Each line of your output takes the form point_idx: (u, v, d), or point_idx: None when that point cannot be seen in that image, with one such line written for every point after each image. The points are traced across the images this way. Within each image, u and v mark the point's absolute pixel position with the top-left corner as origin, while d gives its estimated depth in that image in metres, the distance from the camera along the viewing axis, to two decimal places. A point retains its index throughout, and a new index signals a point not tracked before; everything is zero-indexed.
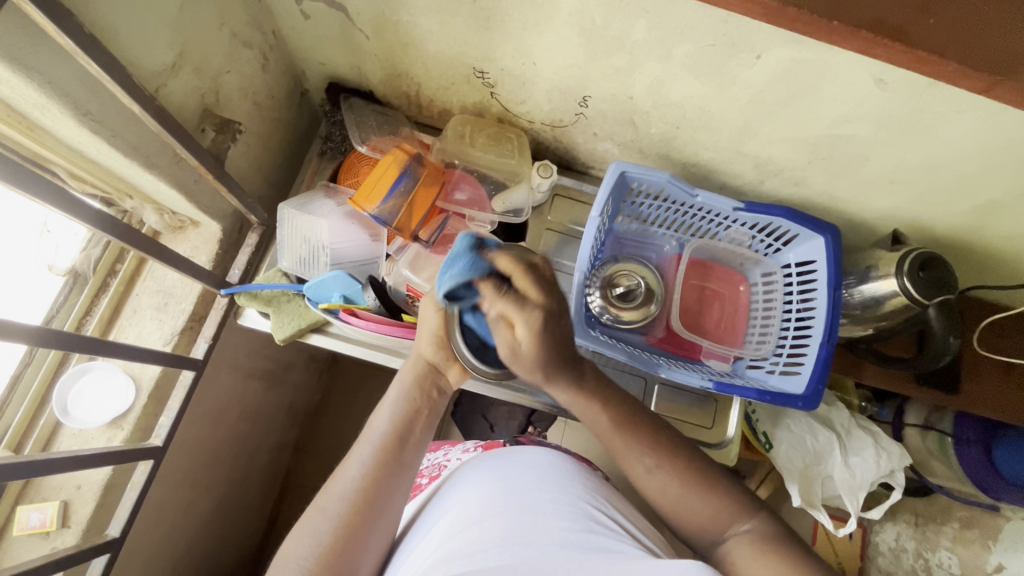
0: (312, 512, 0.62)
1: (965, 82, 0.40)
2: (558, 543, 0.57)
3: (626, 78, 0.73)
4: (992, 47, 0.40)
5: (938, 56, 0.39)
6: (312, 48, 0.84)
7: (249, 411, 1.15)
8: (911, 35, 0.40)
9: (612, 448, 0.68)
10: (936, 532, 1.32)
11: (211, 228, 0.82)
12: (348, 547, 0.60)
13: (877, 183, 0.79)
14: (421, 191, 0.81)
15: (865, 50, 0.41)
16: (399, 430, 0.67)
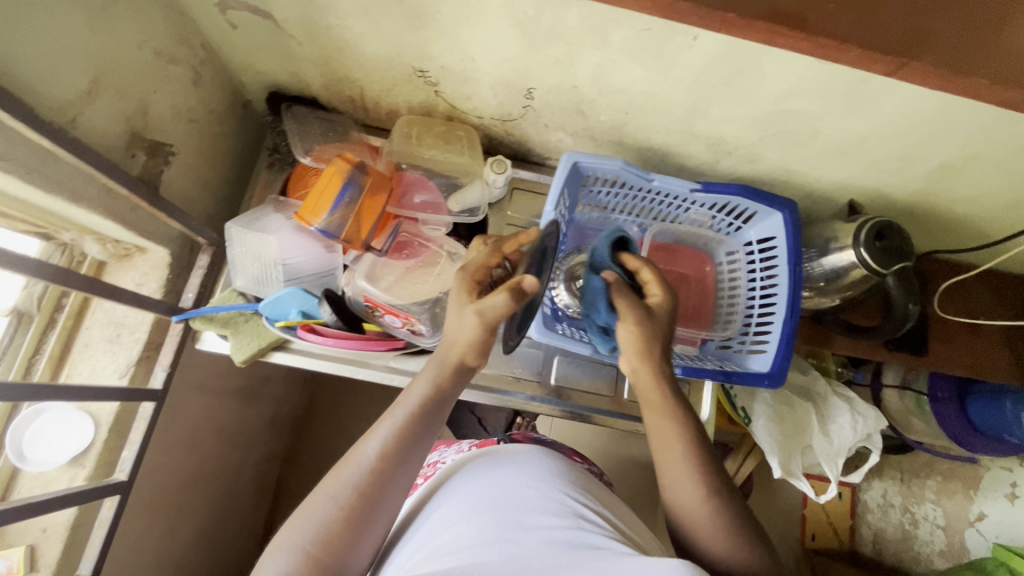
0: (315, 497, 0.57)
1: (870, 65, 0.39)
2: (549, 538, 0.57)
3: (568, 69, 0.71)
4: (896, 26, 0.39)
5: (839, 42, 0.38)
6: (245, 57, 0.81)
7: (227, 429, 1.14)
8: (808, 20, 0.39)
9: (664, 461, 0.64)
10: (919, 486, 1.41)
11: (158, 253, 0.79)
12: (349, 534, 0.55)
13: (830, 154, 0.78)
14: (368, 200, 0.74)
15: (767, 40, 0.40)
16: (419, 417, 0.62)
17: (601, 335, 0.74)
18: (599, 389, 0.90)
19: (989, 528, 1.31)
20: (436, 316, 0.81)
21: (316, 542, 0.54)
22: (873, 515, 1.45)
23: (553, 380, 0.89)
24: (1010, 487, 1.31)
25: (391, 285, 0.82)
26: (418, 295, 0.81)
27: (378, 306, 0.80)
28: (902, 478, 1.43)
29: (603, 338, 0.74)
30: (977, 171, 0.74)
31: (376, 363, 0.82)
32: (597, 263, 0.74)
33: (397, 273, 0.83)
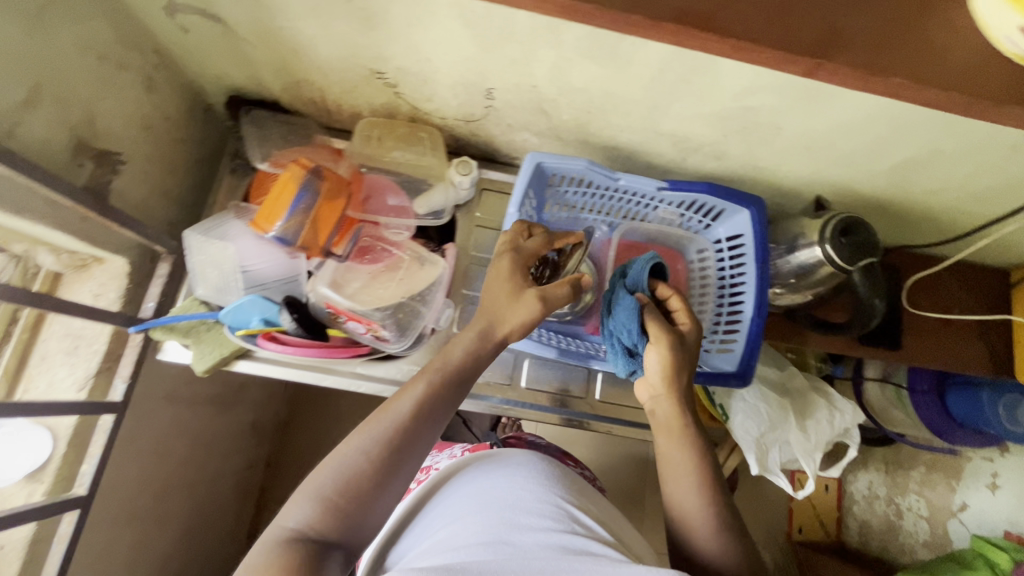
0: (343, 449, 0.57)
1: (789, 65, 0.39)
2: (544, 540, 0.57)
3: (525, 68, 0.70)
4: (807, 28, 0.39)
5: (752, 43, 0.38)
6: (201, 61, 0.79)
7: (205, 438, 1.12)
8: (719, 21, 0.39)
9: (665, 466, 0.70)
10: (904, 478, 1.35)
11: (116, 262, 0.78)
12: (374, 488, 0.55)
13: (794, 150, 0.77)
14: (324, 206, 0.73)
15: (676, 41, 0.40)
16: (447, 382, 0.62)
17: (624, 356, 0.74)
18: (569, 390, 0.90)
19: (971, 519, 1.20)
20: (400, 322, 0.82)
21: (342, 489, 0.54)
22: (859, 506, 1.45)
23: (523, 383, 0.89)
24: (991, 476, 1.19)
25: (356, 291, 0.81)
26: (381, 301, 0.81)
27: (341, 312, 0.79)
28: (887, 470, 1.39)
29: (625, 361, 0.74)
30: (943, 164, 0.73)
31: (342, 370, 0.82)
32: (630, 285, 0.75)
33: (362, 278, 0.83)
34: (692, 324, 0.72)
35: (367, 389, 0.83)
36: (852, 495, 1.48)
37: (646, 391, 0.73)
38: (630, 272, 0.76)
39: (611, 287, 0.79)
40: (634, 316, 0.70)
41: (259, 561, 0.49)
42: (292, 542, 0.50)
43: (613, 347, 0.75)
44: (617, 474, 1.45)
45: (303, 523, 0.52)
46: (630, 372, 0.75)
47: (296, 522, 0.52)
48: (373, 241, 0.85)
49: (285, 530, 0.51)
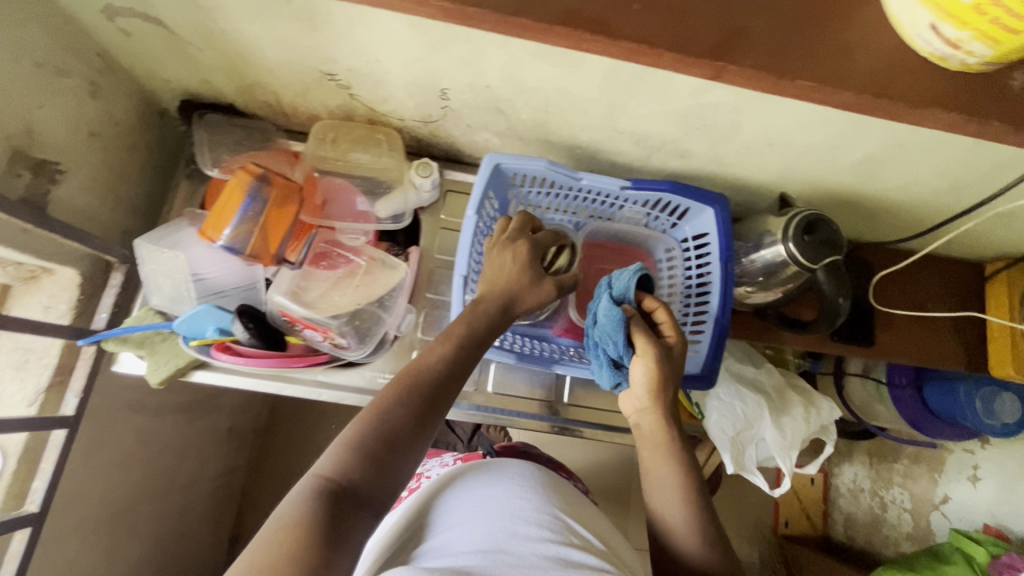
0: (374, 403, 0.56)
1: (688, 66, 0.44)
2: (543, 551, 0.58)
3: (476, 67, 0.68)
4: (701, 36, 0.44)
5: (648, 46, 0.43)
6: (148, 64, 0.77)
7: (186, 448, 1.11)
8: (612, 25, 0.43)
9: (648, 475, 0.69)
10: (888, 471, 1.33)
11: (67, 273, 0.76)
12: (405, 441, 0.55)
13: (756, 146, 0.75)
14: (273, 212, 0.73)
15: (572, 45, 0.44)
16: (469, 343, 0.64)
17: (609, 368, 0.70)
18: (537, 394, 0.89)
19: (953, 511, 1.18)
20: (360, 329, 0.80)
21: (375, 438, 0.53)
22: (844, 498, 1.45)
23: (490, 389, 0.88)
24: (973, 468, 1.16)
25: (316, 298, 0.80)
26: (338, 308, 0.79)
27: (296, 320, 0.78)
28: (873, 463, 1.37)
29: (610, 372, 0.70)
30: (906, 159, 0.72)
31: (303, 378, 0.81)
32: (617, 295, 0.70)
33: (320, 284, 0.82)
34: (679, 339, 0.68)
35: (329, 396, 0.81)
36: (838, 488, 1.47)
37: (631, 404, 0.70)
38: (615, 281, 0.70)
39: (596, 295, 0.74)
40: (620, 328, 0.66)
41: (290, 509, 0.48)
42: (323, 491, 0.49)
43: (598, 358, 0.71)
44: (601, 474, 1.43)
45: (335, 471, 0.51)
46: (615, 384, 0.71)
47: (328, 471, 0.51)
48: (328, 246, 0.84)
49: (316, 480, 0.50)
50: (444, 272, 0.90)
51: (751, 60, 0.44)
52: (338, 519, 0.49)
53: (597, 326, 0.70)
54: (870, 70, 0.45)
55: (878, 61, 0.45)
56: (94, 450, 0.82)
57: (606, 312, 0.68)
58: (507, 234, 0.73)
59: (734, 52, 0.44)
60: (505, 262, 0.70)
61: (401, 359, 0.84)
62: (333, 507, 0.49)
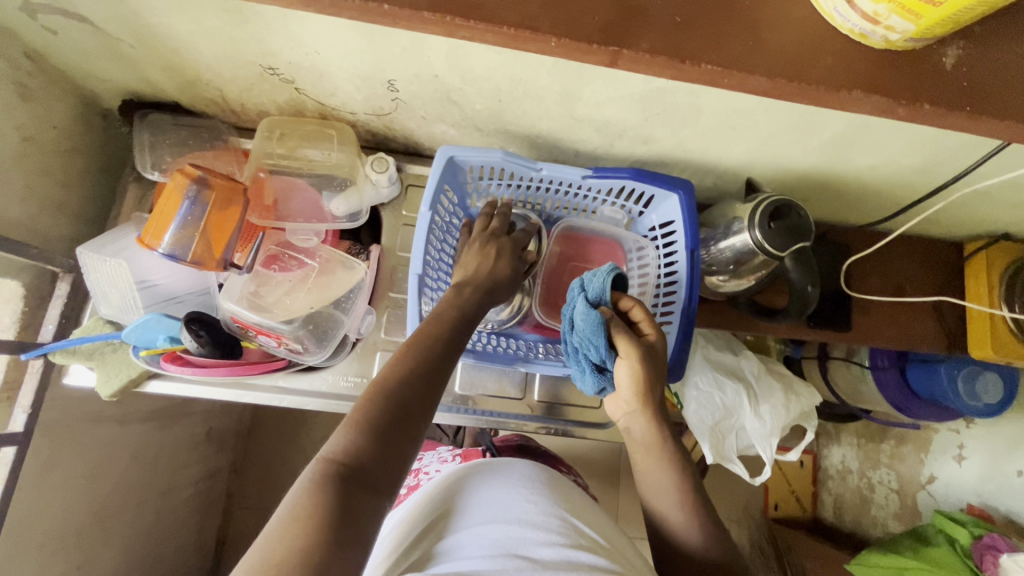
0: (377, 382, 0.53)
1: (579, 54, 0.43)
2: (552, 555, 0.56)
3: (419, 56, 0.64)
4: (589, 23, 0.43)
5: (530, 31, 0.42)
6: (80, 64, 0.73)
7: (162, 456, 1.09)
8: (489, 9, 0.42)
9: (643, 472, 0.66)
10: (875, 451, 1.31)
11: (9, 286, 0.73)
12: (413, 420, 0.52)
13: (720, 131, 0.72)
14: (215, 215, 0.72)
15: (452, 33, 0.43)
16: (465, 322, 0.63)
17: (593, 373, 0.66)
18: (506, 391, 0.87)
19: (939, 490, 1.16)
20: (316, 332, 0.79)
21: (383, 417, 0.50)
22: (833, 480, 1.42)
23: (457, 389, 0.86)
24: (958, 447, 1.14)
25: (272, 302, 0.79)
26: (292, 313, 0.78)
27: (249, 326, 0.77)
28: (860, 444, 1.34)
29: (593, 378, 0.67)
30: (875, 139, 0.68)
31: (263, 385, 0.79)
32: (592, 298, 0.66)
33: (276, 287, 0.80)
34: (657, 335, 0.65)
35: (290, 402, 0.79)
36: (826, 470, 1.45)
37: (617, 407, 0.67)
38: (590, 282, 0.66)
39: (569, 299, 0.69)
40: (600, 332, 0.63)
41: (300, 499, 0.44)
42: (333, 477, 0.46)
43: (579, 363, 0.68)
44: (587, 465, 1.42)
45: (344, 455, 0.47)
46: (600, 389, 0.67)
47: (336, 455, 0.48)
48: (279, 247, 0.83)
49: (324, 465, 0.47)
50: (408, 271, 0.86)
51: (646, 42, 0.43)
52: (352, 504, 0.45)
53: (575, 332, 0.66)
54: (784, 51, 0.44)
55: (791, 37, 0.44)
56: (53, 465, 0.80)
57: (583, 317, 0.64)
58: (489, 232, 0.75)
59: (626, 36, 0.43)
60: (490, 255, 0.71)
61: (364, 361, 0.81)
62: (346, 493, 0.45)
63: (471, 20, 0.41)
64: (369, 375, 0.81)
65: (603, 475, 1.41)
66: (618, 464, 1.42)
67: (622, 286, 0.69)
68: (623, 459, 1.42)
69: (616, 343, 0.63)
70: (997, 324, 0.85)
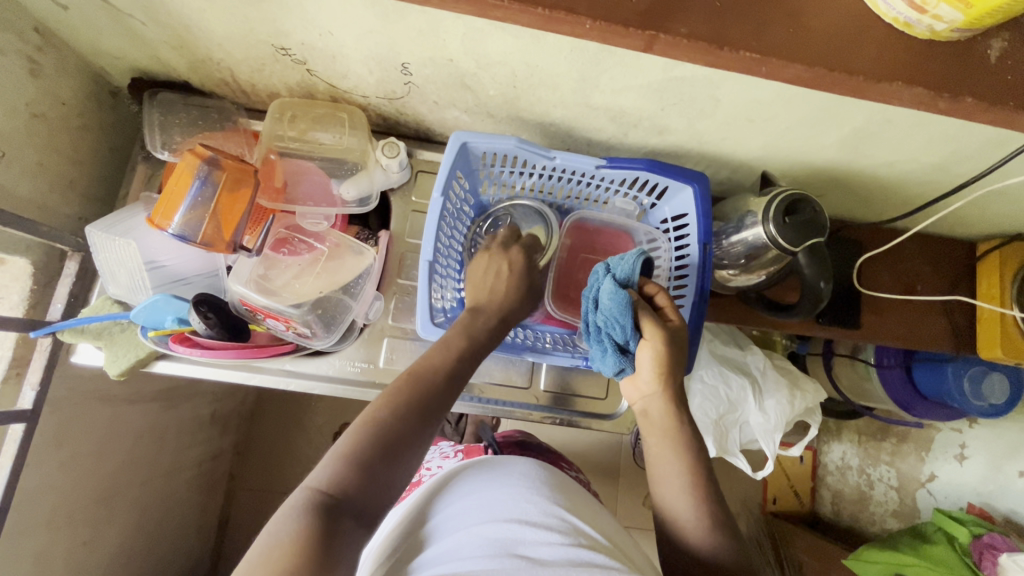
0: (369, 413, 0.54)
1: (609, 36, 0.42)
2: (550, 552, 0.55)
3: (434, 39, 0.63)
4: (617, 6, 0.42)
5: (564, 12, 0.41)
6: (92, 40, 0.72)
7: (167, 436, 1.09)
8: None
9: (654, 465, 0.65)
10: (877, 448, 1.31)
11: (19, 263, 0.73)
12: (402, 450, 0.52)
13: (737, 123, 0.71)
14: (224, 196, 0.71)
15: (483, 13, 0.42)
16: (464, 356, 0.63)
17: (614, 353, 0.66)
18: (512, 380, 0.87)
19: (938, 489, 1.16)
20: (323, 317, 0.79)
21: (371, 448, 0.50)
22: (832, 477, 1.42)
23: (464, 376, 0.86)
24: (960, 447, 1.15)
25: (280, 285, 0.78)
26: (301, 296, 0.78)
27: (257, 309, 0.76)
28: (861, 441, 1.34)
29: (615, 358, 0.66)
30: (895, 135, 0.67)
31: (270, 367, 0.79)
32: (620, 279, 0.67)
33: (286, 271, 0.80)
34: (681, 321, 0.66)
35: (297, 386, 0.79)
36: (826, 466, 1.45)
37: (635, 391, 0.67)
38: (619, 264, 0.67)
39: (594, 282, 0.70)
40: (626, 310, 0.64)
41: (283, 526, 0.44)
42: (318, 505, 0.46)
43: (600, 343, 0.68)
44: (587, 456, 1.43)
45: (330, 485, 0.48)
46: (619, 370, 0.67)
47: (323, 484, 0.48)
48: (288, 231, 0.82)
49: (310, 494, 0.47)
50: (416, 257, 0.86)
51: (686, 26, 0.42)
52: (337, 532, 0.45)
53: (600, 311, 0.67)
54: (813, 40, 0.43)
55: (828, 27, 0.43)
56: (61, 442, 0.81)
57: (610, 296, 0.65)
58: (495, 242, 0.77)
59: (660, 19, 0.42)
60: (499, 271, 0.75)
61: (371, 347, 0.81)
62: (331, 521, 0.45)
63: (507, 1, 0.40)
64: (376, 361, 0.81)
65: (603, 465, 1.43)
66: (619, 455, 1.43)
67: (647, 272, 0.70)
68: (625, 450, 1.43)
69: (642, 325, 0.64)
70: (1008, 324, 0.85)
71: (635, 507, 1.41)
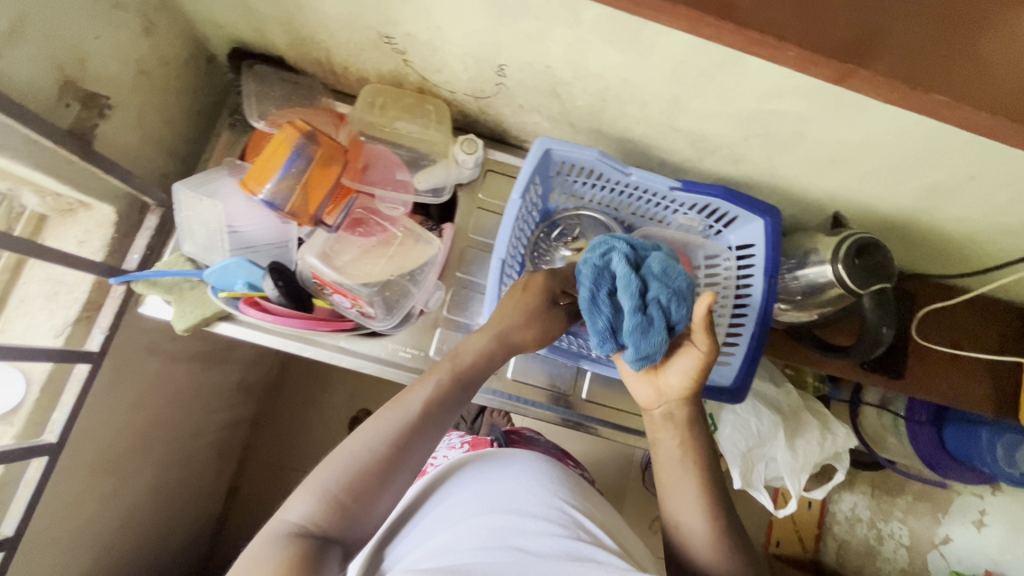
0: (348, 445, 0.55)
1: (815, 68, 0.40)
2: (549, 542, 0.55)
3: (539, 45, 0.65)
4: (837, 34, 0.40)
5: (775, 39, 0.39)
6: (203, 8, 0.75)
7: (200, 397, 1.11)
8: (738, 11, 0.40)
9: (660, 469, 0.67)
10: (889, 503, 1.28)
11: (103, 210, 0.75)
12: (378, 486, 0.53)
13: (817, 161, 0.72)
14: (316, 171, 0.74)
15: (692, 28, 0.41)
16: (454, 386, 0.63)
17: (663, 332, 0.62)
18: (555, 385, 0.87)
19: (952, 552, 1.15)
20: (388, 300, 0.80)
21: (344, 486, 0.52)
22: (839, 526, 1.38)
23: (509, 375, 0.86)
24: (979, 513, 1.13)
25: (344, 264, 0.79)
26: (369, 276, 0.78)
27: (327, 284, 0.77)
28: (874, 494, 1.32)
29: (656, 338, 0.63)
30: (973, 191, 0.68)
31: (325, 342, 0.81)
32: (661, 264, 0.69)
33: (353, 250, 0.80)
34: None
35: (348, 363, 0.81)
36: (834, 515, 1.41)
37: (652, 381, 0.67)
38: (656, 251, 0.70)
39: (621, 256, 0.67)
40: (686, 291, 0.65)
41: (259, 556, 0.47)
42: (293, 537, 0.48)
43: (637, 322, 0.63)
44: (599, 471, 1.43)
45: (305, 518, 0.50)
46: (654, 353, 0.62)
47: (299, 518, 0.50)
48: (366, 214, 0.83)
49: (286, 526, 0.50)
50: (477, 253, 0.88)
51: (887, 64, 0.40)
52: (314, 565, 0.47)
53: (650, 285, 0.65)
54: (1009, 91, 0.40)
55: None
56: (113, 390, 0.83)
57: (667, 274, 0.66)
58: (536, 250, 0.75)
59: (868, 55, 0.40)
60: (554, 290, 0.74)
61: (423, 335, 0.83)
62: (307, 553, 0.48)
63: (721, 19, 0.40)
64: (425, 349, 0.82)
65: (612, 484, 1.42)
66: (629, 475, 1.43)
67: None
68: (636, 471, 1.43)
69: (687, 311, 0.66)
70: None
71: (641, 530, 1.40)
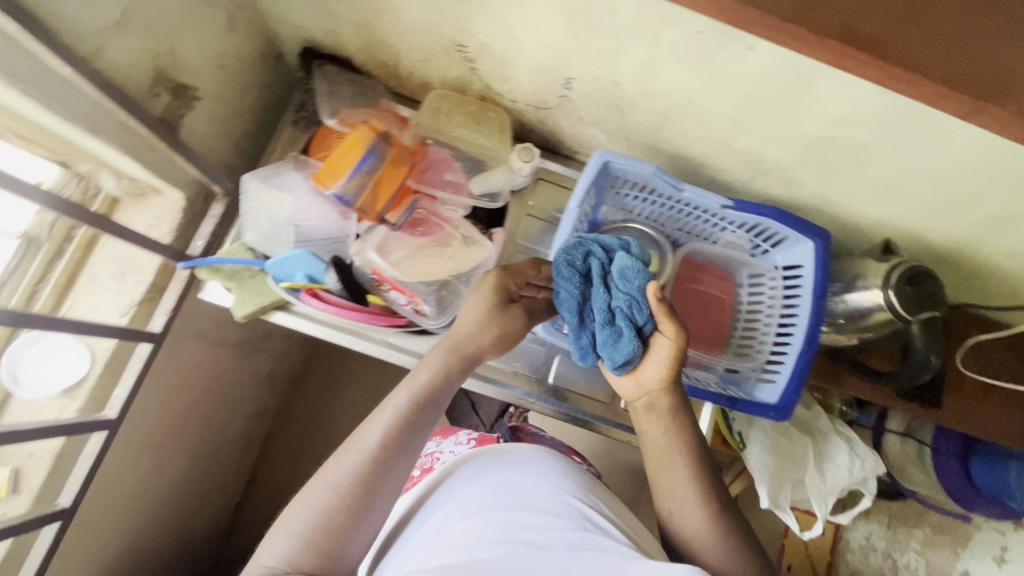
0: (318, 483, 0.58)
1: (946, 102, 0.42)
2: (551, 537, 0.57)
3: (611, 61, 0.68)
4: (978, 72, 0.42)
5: (918, 74, 0.41)
6: (284, 9, 0.78)
7: (235, 383, 1.14)
8: (886, 46, 0.42)
9: (657, 470, 0.69)
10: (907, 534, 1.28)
11: (173, 196, 0.78)
12: (350, 522, 0.56)
13: (873, 187, 0.73)
14: (387, 170, 0.81)
15: (837, 60, 0.42)
16: (420, 406, 0.64)
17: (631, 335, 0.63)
18: (595, 394, 0.87)
19: None
20: (442, 299, 0.81)
21: (317, 528, 0.55)
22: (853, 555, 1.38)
23: (550, 380, 0.87)
24: (1001, 549, 1.11)
25: (397, 261, 0.79)
26: (428, 275, 0.79)
27: (386, 281, 0.78)
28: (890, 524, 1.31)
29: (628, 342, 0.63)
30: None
31: (376, 336, 0.82)
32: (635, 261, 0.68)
33: (408, 249, 0.81)
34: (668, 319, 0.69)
35: (397, 359, 0.82)
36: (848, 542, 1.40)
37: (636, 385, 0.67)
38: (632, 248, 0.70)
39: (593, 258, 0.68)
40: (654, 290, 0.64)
41: None
42: None
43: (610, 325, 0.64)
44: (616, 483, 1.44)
45: (284, 560, 0.53)
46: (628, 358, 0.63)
47: (278, 561, 0.53)
48: (427, 215, 0.84)
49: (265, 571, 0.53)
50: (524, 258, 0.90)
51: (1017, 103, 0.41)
52: None
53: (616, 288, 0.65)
54: None
55: None
56: (165, 370, 0.85)
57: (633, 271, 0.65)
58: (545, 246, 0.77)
59: (1002, 93, 0.41)
60: None
61: None
62: None
63: (866, 52, 0.41)
64: None
65: None
66: None
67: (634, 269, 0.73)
68: None
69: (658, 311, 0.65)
70: None
71: None
